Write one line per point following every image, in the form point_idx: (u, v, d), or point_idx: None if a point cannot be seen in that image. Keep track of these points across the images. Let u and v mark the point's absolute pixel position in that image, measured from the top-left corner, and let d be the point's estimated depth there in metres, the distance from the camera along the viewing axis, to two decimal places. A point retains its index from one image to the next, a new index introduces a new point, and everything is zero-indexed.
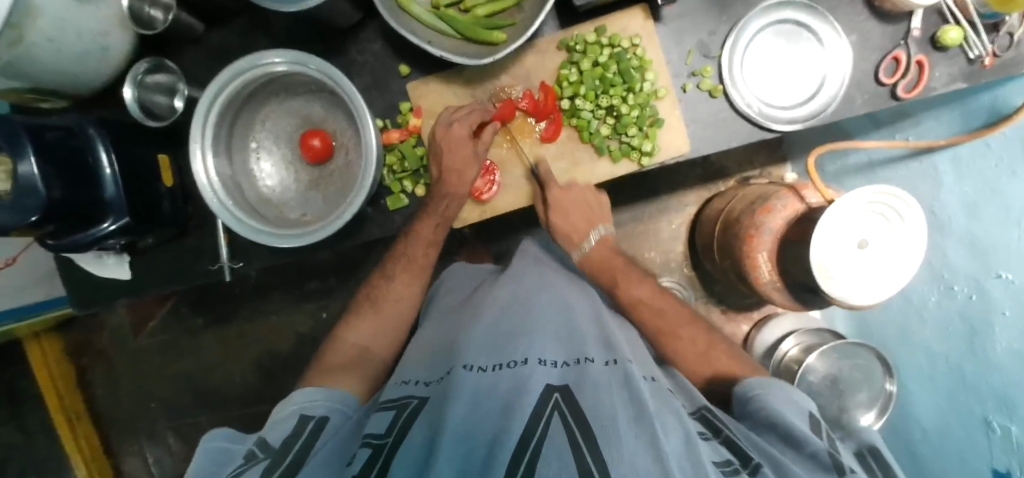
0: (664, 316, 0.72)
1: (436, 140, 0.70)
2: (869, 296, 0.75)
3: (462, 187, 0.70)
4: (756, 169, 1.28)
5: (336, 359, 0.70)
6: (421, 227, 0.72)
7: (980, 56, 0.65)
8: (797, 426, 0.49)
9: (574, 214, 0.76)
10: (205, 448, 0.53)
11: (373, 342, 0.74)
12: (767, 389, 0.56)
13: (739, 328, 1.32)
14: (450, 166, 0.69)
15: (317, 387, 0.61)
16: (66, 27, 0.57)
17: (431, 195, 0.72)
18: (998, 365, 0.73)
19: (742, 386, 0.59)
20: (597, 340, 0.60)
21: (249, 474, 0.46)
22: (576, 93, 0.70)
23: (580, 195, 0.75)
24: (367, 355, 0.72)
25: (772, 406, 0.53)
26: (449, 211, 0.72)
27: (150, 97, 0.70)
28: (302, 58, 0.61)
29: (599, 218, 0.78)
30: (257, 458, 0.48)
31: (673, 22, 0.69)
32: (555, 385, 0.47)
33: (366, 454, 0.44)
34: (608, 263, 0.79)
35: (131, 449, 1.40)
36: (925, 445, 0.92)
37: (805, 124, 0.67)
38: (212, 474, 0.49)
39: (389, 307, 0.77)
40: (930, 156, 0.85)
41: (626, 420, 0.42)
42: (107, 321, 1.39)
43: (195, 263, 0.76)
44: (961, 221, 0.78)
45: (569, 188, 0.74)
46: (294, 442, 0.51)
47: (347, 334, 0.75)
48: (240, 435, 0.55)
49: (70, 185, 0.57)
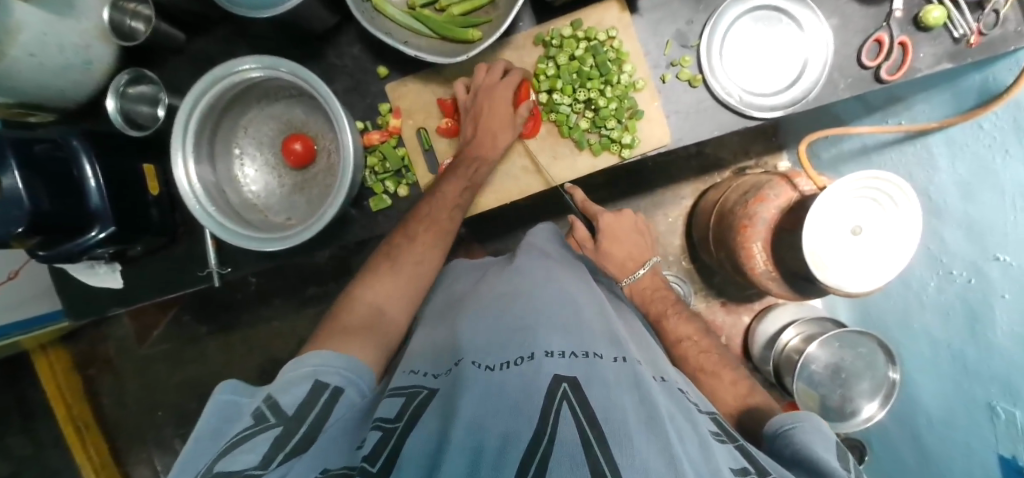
0: (717, 367, 0.75)
1: (475, 99, 0.71)
2: (866, 283, 0.73)
3: (493, 152, 0.71)
4: (752, 159, 1.27)
5: (352, 319, 0.67)
6: (448, 188, 0.71)
7: (965, 35, 0.64)
8: (826, 461, 0.49)
9: (623, 240, 0.94)
10: (215, 400, 0.53)
11: (387, 303, 0.69)
12: (795, 421, 0.57)
13: (740, 320, 1.31)
14: (489, 126, 0.70)
15: (334, 350, 0.60)
16: (47, 42, 0.59)
17: (460, 157, 0.72)
18: (999, 350, 0.72)
19: (772, 421, 0.60)
20: (588, 333, 0.60)
21: (260, 439, 0.45)
22: (553, 86, 0.71)
23: (627, 224, 0.95)
24: (382, 317, 0.68)
25: (801, 437, 0.54)
26: (476, 176, 0.72)
27: (133, 107, 0.72)
28: (274, 62, 0.61)
29: (648, 251, 0.94)
30: (268, 423, 0.48)
31: (650, 13, 0.69)
32: (563, 376, 0.48)
33: (377, 436, 0.44)
34: (659, 300, 0.89)
35: (139, 457, 1.42)
36: (931, 434, 0.91)
37: (787, 110, 0.67)
38: (216, 432, 0.49)
39: (407, 269, 0.71)
40: (924, 139, 0.83)
41: (638, 424, 0.42)
42: (112, 331, 1.41)
43: (184, 270, 0.77)
44: (958, 204, 0.76)
45: (617, 219, 0.94)
46: (308, 411, 0.50)
47: (362, 294, 0.71)
48: (247, 388, 0.55)
49: (55, 197, 0.58)
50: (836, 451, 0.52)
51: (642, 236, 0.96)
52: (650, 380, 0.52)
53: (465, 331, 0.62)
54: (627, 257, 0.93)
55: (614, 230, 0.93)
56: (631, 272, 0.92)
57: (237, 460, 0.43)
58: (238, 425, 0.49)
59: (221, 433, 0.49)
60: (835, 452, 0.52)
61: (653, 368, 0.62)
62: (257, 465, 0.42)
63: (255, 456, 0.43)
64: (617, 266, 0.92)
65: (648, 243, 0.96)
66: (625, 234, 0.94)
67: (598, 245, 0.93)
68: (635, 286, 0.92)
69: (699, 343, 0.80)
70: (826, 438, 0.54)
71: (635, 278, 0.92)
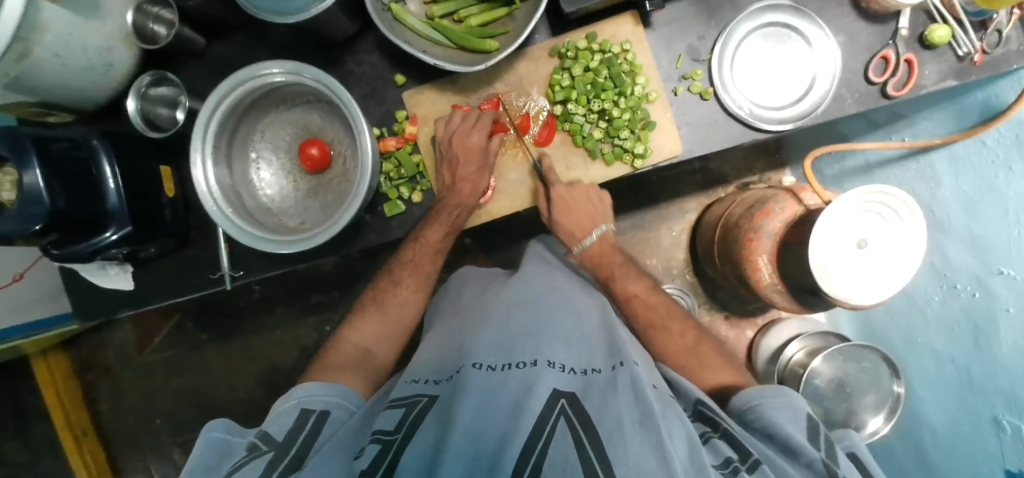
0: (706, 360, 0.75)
1: (450, 145, 0.72)
2: (873, 296, 0.73)
3: (473, 196, 0.73)
4: (756, 174, 1.29)
5: (338, 358, 0.69)
6: (431, 232, 0.73)
7: (969, 54, 0.66)
8: (794, 435, 0.48)
9: (577, 212, 0.77)
10: (205, 438, 0.53)
11: (374, 344, 0.73)
12: (762, 397, 0.56)
13: (744, 334, 1.31)
14: (463, 175, 0.71)
15: (318, 382, 0.61)
16: (71, 43, 0.60)
17: (441, 202, 0.73)
18: (1003, 365, 0.72)
19: (737, 396, 0.59)
20: (600, 346, 0.61)
21: (253, 467, 0.46)
22: (568, 97, 0.72)
23: (584, 193, 0.75)
24: (370, 357, 0.71)
25: (767, 412, 0.53)
26: (458, 220, 0.74)
27: (153, 109, 0.73)
28: (298, 68, 0.63)
29: (602, 217, 0.79)
30: (260, 451, 0.49)
31: (663, 27, 0.71)
32: (562, 391, 0.47)
33: (376, 449, 0.44)
34: (610, 264, 0.80)
35: (135, 466, 1.39)
36: (936, 449, 0.90)
37: (796, 124, 0.68)
38: (214, 466, 0.50)
39: (395, 310, 0.76)
40: (927, 155, 0.84)
41: (631, 425, 0.43)
42: (113, 337, 1.40)
43: (196, 273, 0.77)
44: (961, 219, 0.77)
45: (573, 187, 0.74)
46: (297, 436, 0.52)
47: (351, 334, 0.74)
48: (238, 427, 0.55)
49: (75, 194, 0.59)
50: (804, 423, 0.52)
51: (597, 202, 0.78)
52: (648, 382, 0.51)
53: (468, 338, 0.62)
54: (577, 226, 0.79)
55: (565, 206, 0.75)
56: (579, 241, 0.81)
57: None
58: (231, 460, 0.50)
59: (216, 465, 0.50)
60: (805, 427, 0.51)
61: (651, 375, 0.61)
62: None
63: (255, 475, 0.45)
64: (564, 234, 0.80)
65: (605, 207, 0.80)
66: (581, 206, 0.76)
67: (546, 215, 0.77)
68: (585, 252, 0.82)
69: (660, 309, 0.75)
70: (796, 412, 0.53)
71: (585, 246, 0.81)
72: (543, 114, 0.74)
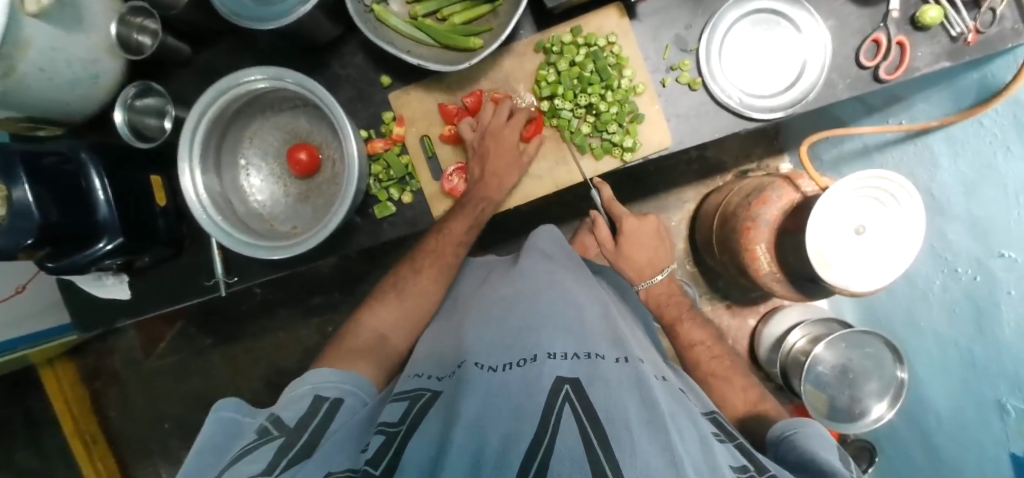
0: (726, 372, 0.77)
1: (480, 139, 0.72)
2: (872, 282, 0.72)
3: (499, 193, 0.73)
4: (754, 162, 1.27)
5: (356, 343, 0.71)
6: (455, 224, 0.74)
7: (963, 34, 0.65)
8: (825, 460, 0.51)
9: (644, 247, 0.86)
10: (215, 416, 0.54)
11: (390, 330, 0.74)
12: (795, 427, 0.59)
13: (746, 322, 1.30)
14: (493, 169, 0.72)
15: (333, 368, 0.63)
16: (55, 57, 0.60)
17: (466, 196, 0.73)
18: (1006, 346, 0.71)
19: (774, 428, 0.62)
20: (604, 337, 0.61)
21: (265, 449, 0.47)
22: (554, 93, 0.71)
23: (651, 228, 0.87)
24: (384, 342, 0.72)
25: (801, 441, 0.56)
26: (482, 215, 0.74)
27: (140, 119, 0.73)
28: (280, 73, 0.63)
29: (668, 257, 0.88)
30: (272, 435, 0.50)
31: (649, 18, 0.70)
32: (565, 377, 0.48)
33: (380, 440, 0.45)
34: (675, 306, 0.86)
35: (145, 470, 1.41)
36: (941, 434, 0.89)
37: (785, 112, 0.67)
38: (223, 444, 0.51)
39: (400, 300, 0.76)
40: (925, 138, 0.83)
41: (639, 424, 0.42)
42: (118, 345, 1.41)
43: (190, 280, 0.77)
44: (961, 201, 0.76)
45: (643, 222, 0.86)
46: (310, 421, 0.52)
47: (346, 337, 0.74)
48: (247, 407, 0.56)
49: (66, 208, 0.59)
50: (837, 454, 0.54)
51: (663, 240, 0.88)
52: (652, 378, 0.52)
53: (469, 333, 0.62)
54: (647, 263, 0.86)
55: (635, 238, 0.85)
56: (648, 277, 0.86)
57: (245, 468, 0.44)
58: (240, 441, 0.51)
59: (225, 444, 0.51)
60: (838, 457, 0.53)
61: (656, 367, 0.62)
62: (263, 469, 0.44)
63: (259, 465, 0.45)
64: (634, 270, 0.86)
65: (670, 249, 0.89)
66: (647, 240, 0.86)
67: (616, 249, 0.86)
68: (650, 290, 0.87)
69: (711, 348, 0.81)
70: (827, 443, 0.56)
71: (651, 283, 0.87)
72: (530, 111, 0.74)
